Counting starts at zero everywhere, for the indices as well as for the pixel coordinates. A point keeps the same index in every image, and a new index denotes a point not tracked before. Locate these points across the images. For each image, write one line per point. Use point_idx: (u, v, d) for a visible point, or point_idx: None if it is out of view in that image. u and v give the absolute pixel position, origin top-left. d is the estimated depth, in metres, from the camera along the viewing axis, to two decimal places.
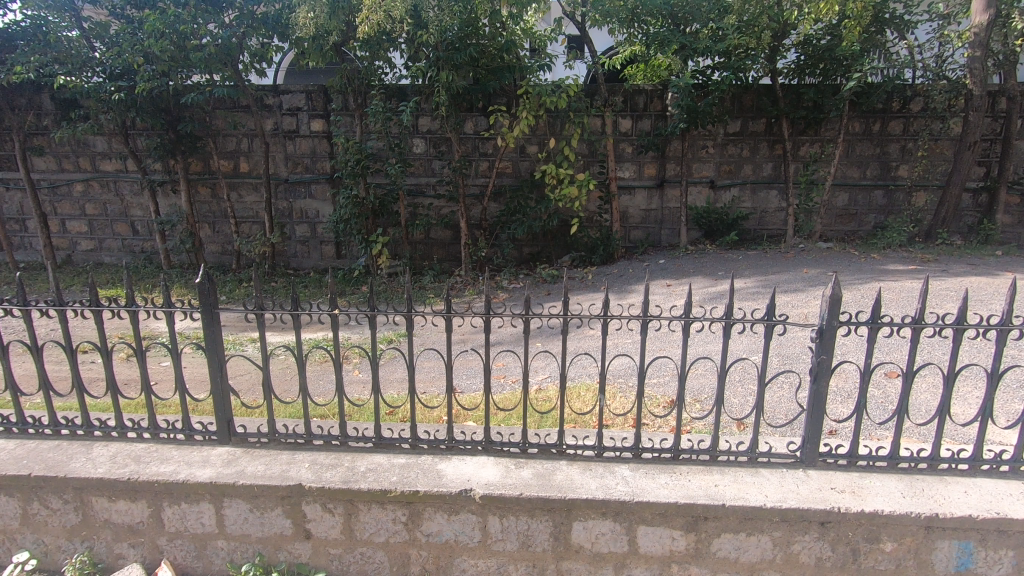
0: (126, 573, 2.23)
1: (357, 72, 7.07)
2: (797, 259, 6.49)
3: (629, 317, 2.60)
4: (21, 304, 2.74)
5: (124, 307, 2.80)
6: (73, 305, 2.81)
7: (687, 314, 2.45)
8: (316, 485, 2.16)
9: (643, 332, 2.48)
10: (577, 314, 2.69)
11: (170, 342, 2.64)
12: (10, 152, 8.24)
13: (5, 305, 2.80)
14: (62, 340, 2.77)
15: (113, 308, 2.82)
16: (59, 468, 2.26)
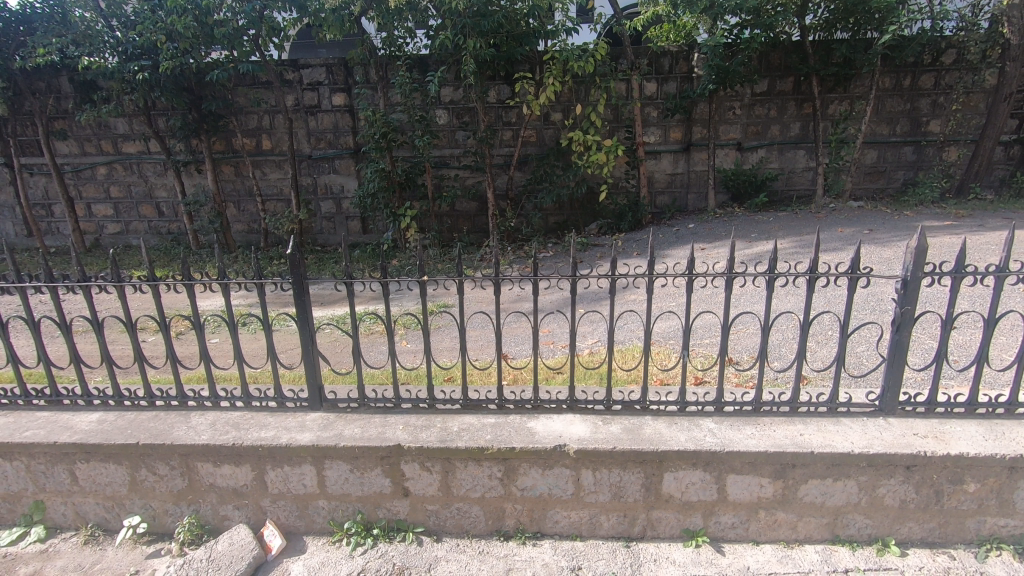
0: (235, 533, 2.34)
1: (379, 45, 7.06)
2: (830, 219, 6.47)
3: (714, 275, 2.68)
4: (117, 282, 2.86)
5: (216, 281, 2.92)
6: (169, 285, 2.95)
7: (773, 269, 2.52)
8: (415, 445, 2.24)
9: (729, 288, 2.56)
10: (660, 273, 2.79)
11: (261, 314, 2.74)
12: (32, 137, 8.24)
13: (98, 282, 2.90)
14: (156, 314, 2.87)
15: (205, 284, 2.96)
16: (164, 436, 2.35)
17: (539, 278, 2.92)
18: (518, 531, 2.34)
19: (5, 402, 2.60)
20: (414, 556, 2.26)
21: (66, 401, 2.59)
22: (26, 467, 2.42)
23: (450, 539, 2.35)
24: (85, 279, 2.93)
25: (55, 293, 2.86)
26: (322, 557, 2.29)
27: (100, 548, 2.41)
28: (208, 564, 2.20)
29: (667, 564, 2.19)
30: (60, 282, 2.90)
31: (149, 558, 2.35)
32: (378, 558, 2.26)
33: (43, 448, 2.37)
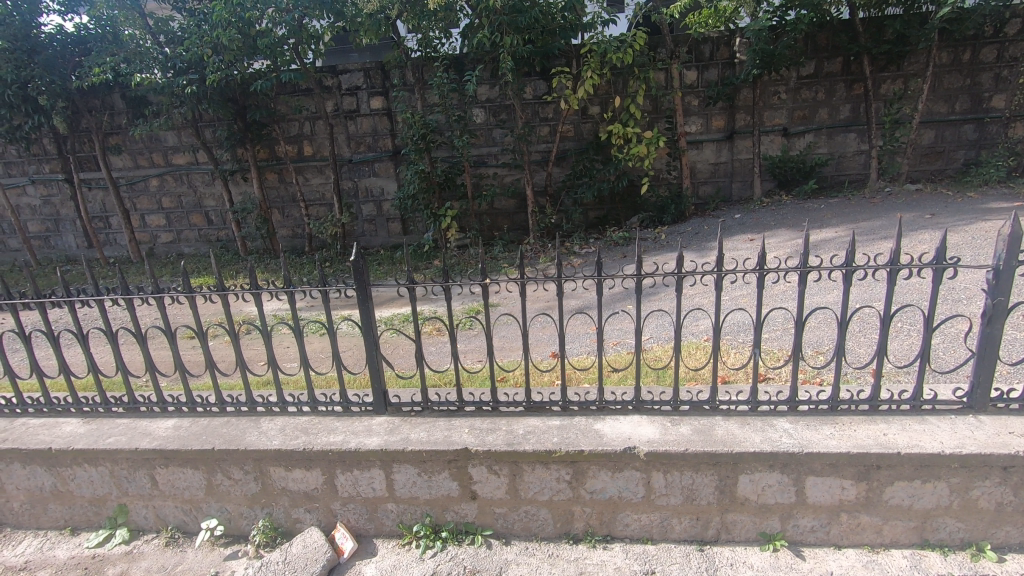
0: (308, 536, 2.38)
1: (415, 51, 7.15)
2: (886, 204, 6.19)
3: (785, 270, 2.48)
4: (188, 293, 2.92)
5: (284, 289, 2.98)
6: (237, 293, 3.02)
7: (850, 262, 2.34)
8: (483, 449, 2.24)
9: (804, 284, 2.36)
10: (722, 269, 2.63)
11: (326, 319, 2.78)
12: (90, 153, 8.63)
13: (172, 292, 2.97)
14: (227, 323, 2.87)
15: (272, 292, 3.03)
16: (238, 441, 2.41)
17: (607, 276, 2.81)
18: (588, 534, 2.31)
19: (88, 410, 2.72)
20: (484, 559, 2.26)
21: (143, 408, 2.69)
22: (110, 472, 2.52)
23: (519, 542, 2.34)
24: (158, 290, 2.99)
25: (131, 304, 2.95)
26: (394, 560, 2.31)
27: (181, 550, 2.49)
28: (285, 567, 2.25)
29: (745, 569, 2.13)
30: (135, 293, 2.99)
31: (228, 559, 2.42)
32: (448, 561, 2.27)
33: (125, 454, 2.47)
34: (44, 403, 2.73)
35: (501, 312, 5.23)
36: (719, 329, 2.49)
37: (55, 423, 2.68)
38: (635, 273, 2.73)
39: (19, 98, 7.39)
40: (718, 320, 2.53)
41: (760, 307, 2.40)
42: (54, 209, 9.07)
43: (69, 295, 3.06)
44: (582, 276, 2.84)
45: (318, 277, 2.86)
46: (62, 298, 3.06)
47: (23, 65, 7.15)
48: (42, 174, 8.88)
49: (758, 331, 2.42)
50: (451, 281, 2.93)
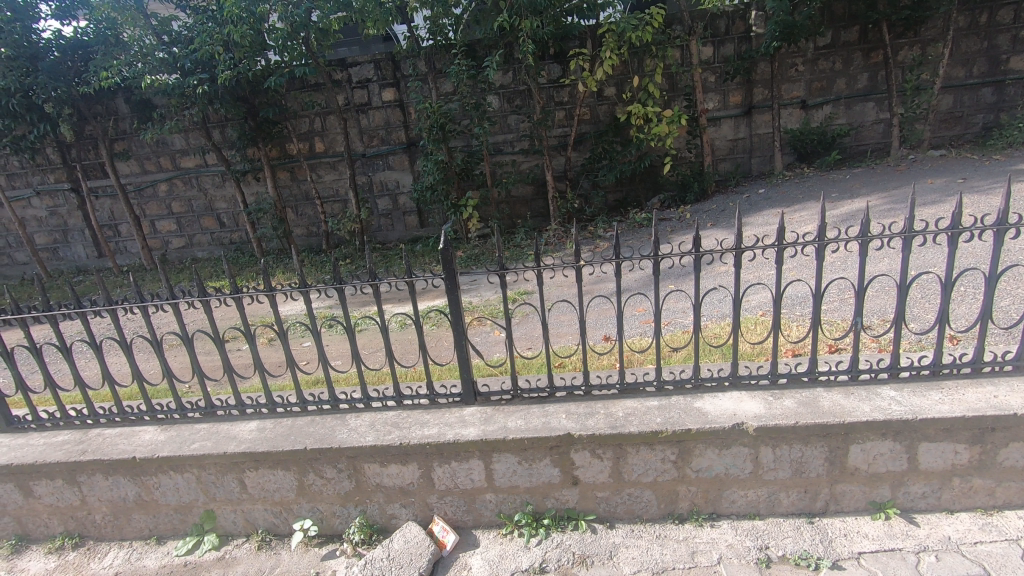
0: (408, 531, 2.35)
1: (432, 45, 7.12)
2: (913, 171, 6.17)
3: (887, 236, 2.42)
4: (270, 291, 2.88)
5: (368, 282, 2.95)
6: (316, 289, 2.98)
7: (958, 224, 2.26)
8: (586, 433, 2.21)
9: (910, 249, 2.31)
10: (828, 238, 2.56)
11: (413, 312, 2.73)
12: (95, 160, 8.47)
13: (251, 292, 2.92)
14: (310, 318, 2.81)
15: (355, 285, 2.98)
16: (330, 440, 2.37)
17: (703, 252, 2.71)
18: (693, 513, 2.29)
19: (164, 416, 2.66)
20: (592, 544, 2.24)
21: (221, 412, 2.64)
22: (197, 478, 2.47)
23: (623, 525, 2.31)
24: (236, 291, 2.95)
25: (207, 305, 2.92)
26: (499, 550, 2.28)
27: (274, 552, 2.45)
28: (391, 563, 2.22)
29: (861, 539, 2.12)
30: (212, 295, 2.95)
31: (326, 559, 2.38)
32: (556, 548, 2.24)
33: (213, 459, 2.42)
34: (119, 412, 2.68)
35: (539, 300, 5.16)
36: (820, 299, 2.41)
37: (132, 432, 2.63)
38: (734, 246, 2.66)
39: (23, 107, 7.20)
40: (816, 290, 2.46)
41: (861, 274, 2.37)
42: (60, 219, 8.91)
43: (135, 301, 2.99)
44: (679, 253, 2.80)
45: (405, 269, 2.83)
46: (135, 304, 2.99)
47: (26, 72, 6.97)
48: (47, 185, 8.71)
49: (860, 299, 2.36)
50: (543, 265, 2.93)
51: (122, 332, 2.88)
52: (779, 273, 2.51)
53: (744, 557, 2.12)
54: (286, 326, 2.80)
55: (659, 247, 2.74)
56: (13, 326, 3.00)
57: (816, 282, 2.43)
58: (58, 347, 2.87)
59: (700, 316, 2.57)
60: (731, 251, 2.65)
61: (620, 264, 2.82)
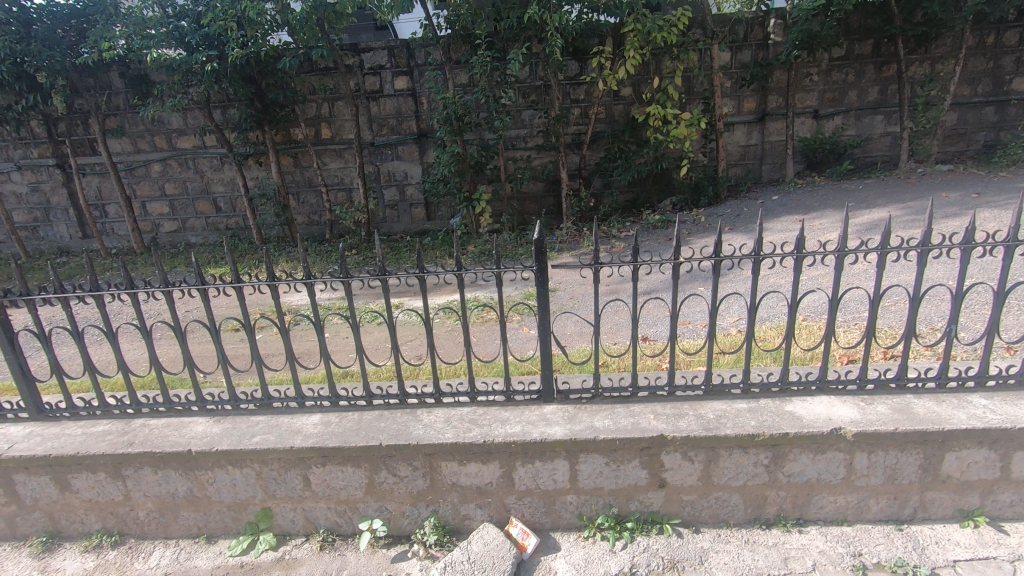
0: (485, 533, 2.25)
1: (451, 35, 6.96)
2: (925, 184, 6.31)
3: (990, 245, 2.35)
4: (347, 277, 2.83)
5: (452, 272, 2.87)
6: (392, 278, 2.91)
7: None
8: (680, 435, 2.14)
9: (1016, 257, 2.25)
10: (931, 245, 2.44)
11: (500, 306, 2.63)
12: (84, 136, 8.05)
13: (326, 278, 2.83)
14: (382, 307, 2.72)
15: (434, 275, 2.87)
16: (405, 436, 2.25)
17: (805, 253, 2.57)
18: (781, 518, 2.25)
19: (216, 408, 2.50)
20: (680, 548, 2.18)
21: (278, 405, 2.49)
22: (257, 474, 2.32)
23: (708, 529, 2.26)
24: (308, 277, 2.83)
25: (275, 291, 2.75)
26: (583, 553, 2.20)
27: (339, 554, 2.32)
28: (473, 567, 2.12)
29: (953, 547, 2.11)
30: (281, 280, 2.84)
31: (397, 561, 2.26)
32: (644, 552, 2.17)
33: (277, 455, 2.27)
34: (167, 402, 2.51)
35: (564, 297, 5.04)
36: (917, 303, 2.34)
37: (182, 424, 2.46)
38: (836, 249, 2.49)
39: (13, 75, 6.75)
40: (912, 293, 2.40)
41: (965, 280, 2.29)
42: (43, 196, 8.45)
43: (192, 283, 2.82)
44: (778, 253, 2.64)
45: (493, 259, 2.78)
46: (194, 285, 2.79)
47: (18, 38, 6.56)
48: (30, 160, 8.25)
49: (957, 306, 2.31)
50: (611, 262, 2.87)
51: (176, 315, 2.64)
52: (879, 277, 2.43)
53: (839, 564, 2.08)
54: (354, 315, 2.69)
55: (763, 246, 2.57)
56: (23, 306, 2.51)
57: (914, 285, 2.36)
58: (104, 330, 2.62)
59: (795, 316, 2.45)
60: (834, 252, 2.49)
61: (718, 262, 2.62)
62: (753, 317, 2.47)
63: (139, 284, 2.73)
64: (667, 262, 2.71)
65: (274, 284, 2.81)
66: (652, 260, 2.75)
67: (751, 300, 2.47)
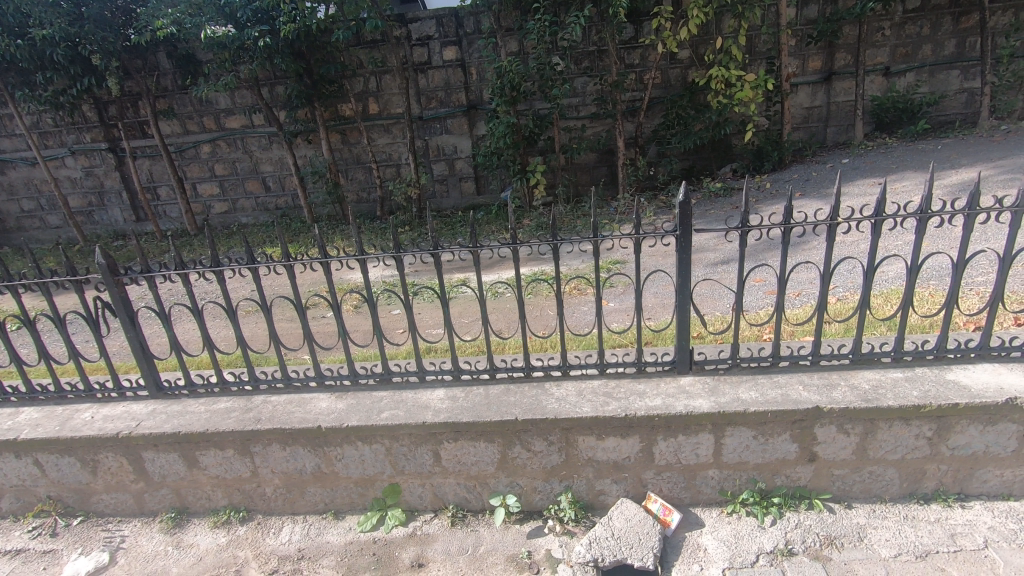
0: (625, 509, 2.18)
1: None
2: (1012, 142, 5.94)
3: None
4: (478, 247, 2.72)
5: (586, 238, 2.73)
6: (524, 247, 2.76)
7: None
8: (838, 407, 2.02)
9: None
10: None
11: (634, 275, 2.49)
12: (134, 119, 8.08)
13: (454, 247, 2.80)
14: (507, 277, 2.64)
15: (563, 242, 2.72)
16: (540, 410, 2.18)
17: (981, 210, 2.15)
18: (940, 493, 2.13)
19: (335, 383, 2.46)
20: (835, 525, 2.08)
21: (398, 379, 2.44)
22: (387, 450, 2.28)
23: (861, 504, 2.15)
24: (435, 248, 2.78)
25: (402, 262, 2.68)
26: (730, 529, 2.12)
27: (472, 530, 2.28)
28: (620, 543, 2.06)
29: None
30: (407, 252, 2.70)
31: (533, 537, 2.22)
32: (796, 528, 2.08)
33: (408, 430, 2.22)
34: (287, 378, 2.48)
35: (633, 270, 4.77)
36: None
37: (304, 400, 2.43)
38: (1014, 205, 2.15)
39: (67, 58, 6.75)
40: None
41: None
42: (96, 181, 8.55)
43: (312, 258, 2.71)
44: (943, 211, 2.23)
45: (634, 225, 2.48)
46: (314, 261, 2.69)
47: (71, 21, 6.53)
48: (83, 144, 8.33)
49: None
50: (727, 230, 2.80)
51: (294, 290, 2.60)
52: None
53: (1013, 540, 1.96)
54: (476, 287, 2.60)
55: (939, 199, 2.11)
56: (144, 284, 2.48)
57: None
58: (222, 306, 2.59)
59: (961, 280, 2.16)
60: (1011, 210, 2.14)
61: (879, 223, 2.18)
62: (913, 278, 2.17)
63: (259, 260, 2.67)
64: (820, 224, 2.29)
65: (401, 256, 2.71)
66: (803, 221, 2.34)
67: (912, 260, 2.16)
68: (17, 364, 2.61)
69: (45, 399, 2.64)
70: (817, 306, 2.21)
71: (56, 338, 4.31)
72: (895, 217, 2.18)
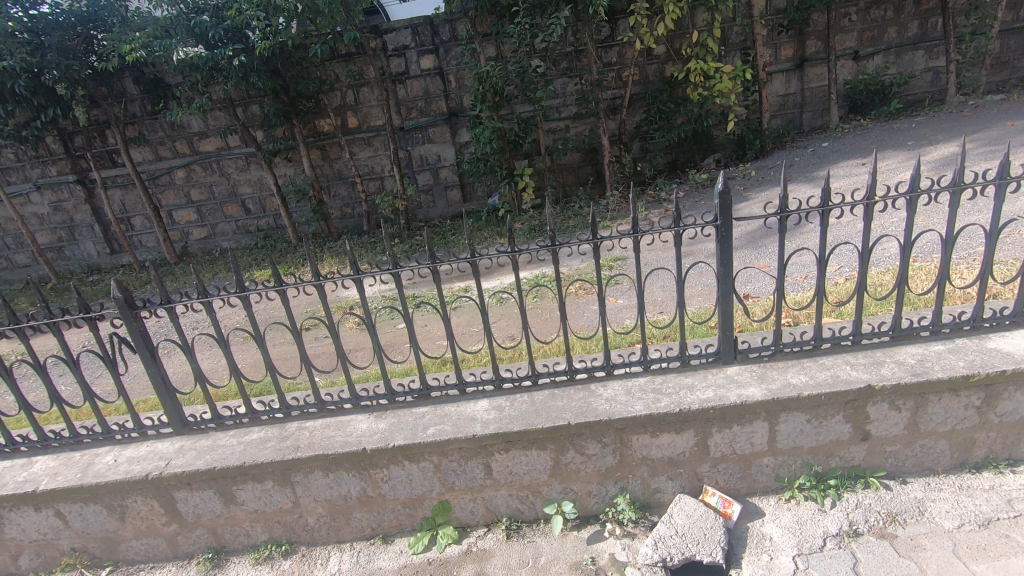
0: (685, 505, 2.15)
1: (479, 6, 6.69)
2: (982, 116, 6.15)
3: None
4: (515, 250, 2.56)
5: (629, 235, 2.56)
6: (563, 247, 2.68)
7: None
8: (890, 384, 2.03)
9: None
10: None
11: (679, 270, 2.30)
12: (103, 148, 7.81)
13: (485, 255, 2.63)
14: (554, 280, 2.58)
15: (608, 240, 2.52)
16: (592, 412, 2.14)
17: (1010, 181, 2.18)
18: (990, 460, 2.16)
19: (372, 404, 2.38)
20: (894, 501, 2.09)
21: (437, 394, 2.38)
22: (436, 467, 2.21)
23: (916, 479, 2.17)
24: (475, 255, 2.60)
25: (437, 272, 2.57)
26: (792, 515, 2.11)
27: (529, 541, 2.23)
28: (685, 540, 2.03)
29: None
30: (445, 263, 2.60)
31: (594, 543, 2.17)
32: (857, 509, 2.09)
33: (457, 445, 2.16)
34: (320, 402, 2.39)
35: (638, 267, 4.75)
36: None
37: (343, 423, 2.34)
38: None
39: (30, 89, 6.49)
40: None
41: None
42: (65, 215, 8.22)
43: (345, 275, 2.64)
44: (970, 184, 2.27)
45: (675, 217, 2.32)
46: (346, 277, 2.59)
47: (33, 50, 6.28)
48: (48, 178, 8.00)
49: None
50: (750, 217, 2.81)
51: (327, 308, 2.52)
52: None
53: None
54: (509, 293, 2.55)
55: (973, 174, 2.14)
56: (168, 317, 2.41)
57: None
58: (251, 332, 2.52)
59: (993, 249, 2.20)
60: None
61: (914, 199, 2.20)
62: (949, 251, 2.20)
63: (287, 281, 2.58)
64: (857, 204, 2.24)
65: (436, 265, 2.59)
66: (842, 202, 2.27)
67: (948, 233, 2.19)
68: (27, 411, 2.47)
69: (60, 446, 2.50)
70: (859, 286, 2.21)
71: (45, 383, 4.10)
72: (930, 192, 2.20)
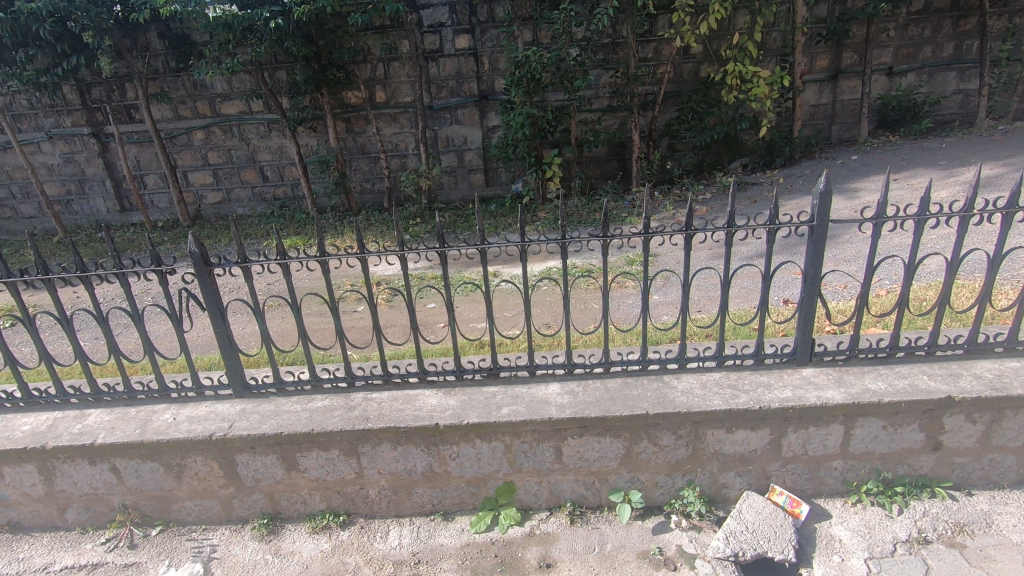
0: (754, 502, 2.16)
1: None
2: (1013, 141, 6.21)
3: None
4: (607, 236, 2.50)
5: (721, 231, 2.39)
6: (656, 236, 2.49)
7: None
8: (970, 396, 2.05)
9: None
10: None
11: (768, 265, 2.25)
12: (122, 102, 7.63)
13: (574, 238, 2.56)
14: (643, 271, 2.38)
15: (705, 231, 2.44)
16: (671, 403, 2.13)
17: None
18: None
19: (439, 379, 2.36)
20: (961, 511, 2.12)
21: (507, 374, 2.36)
22: (506, 447, 2.19)
23: (980, 492, 2.20)
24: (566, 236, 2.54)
25: (528, 251, 2.44)
26: (860, 519, 2.14)
27: (594, 527, 2.23)
28: (757, 537, 2.04)
29: None
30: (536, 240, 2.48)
31: (660, 533, 2.18)
32: (925, 517, 2.11)
33: (532, 427, 2.14)
34: (386, 373, 2.35)
35: (672, 265, 4.70)
36: None
37: (411, 397, 2.31)
38: None
39: (55, 35, 6.31)
40: None
41: None
42: (76, 167, 8.02)
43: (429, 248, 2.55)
44: None
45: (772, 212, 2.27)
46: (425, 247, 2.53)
47: None
48: (62, 128, 7.80)
49: None
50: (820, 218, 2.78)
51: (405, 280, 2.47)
52: None
53: None
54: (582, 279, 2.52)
55: None
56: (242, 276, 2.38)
57: None
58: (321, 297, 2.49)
59: None
60: None
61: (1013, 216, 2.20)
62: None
63: (370, 249, 2.51)
64: (953, 216, 2.26)
65: (526, 244, 2.50)
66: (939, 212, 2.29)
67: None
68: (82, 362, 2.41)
69: (113, 401, 2.44)
70: (942, 297, 2.23)
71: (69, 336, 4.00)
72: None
